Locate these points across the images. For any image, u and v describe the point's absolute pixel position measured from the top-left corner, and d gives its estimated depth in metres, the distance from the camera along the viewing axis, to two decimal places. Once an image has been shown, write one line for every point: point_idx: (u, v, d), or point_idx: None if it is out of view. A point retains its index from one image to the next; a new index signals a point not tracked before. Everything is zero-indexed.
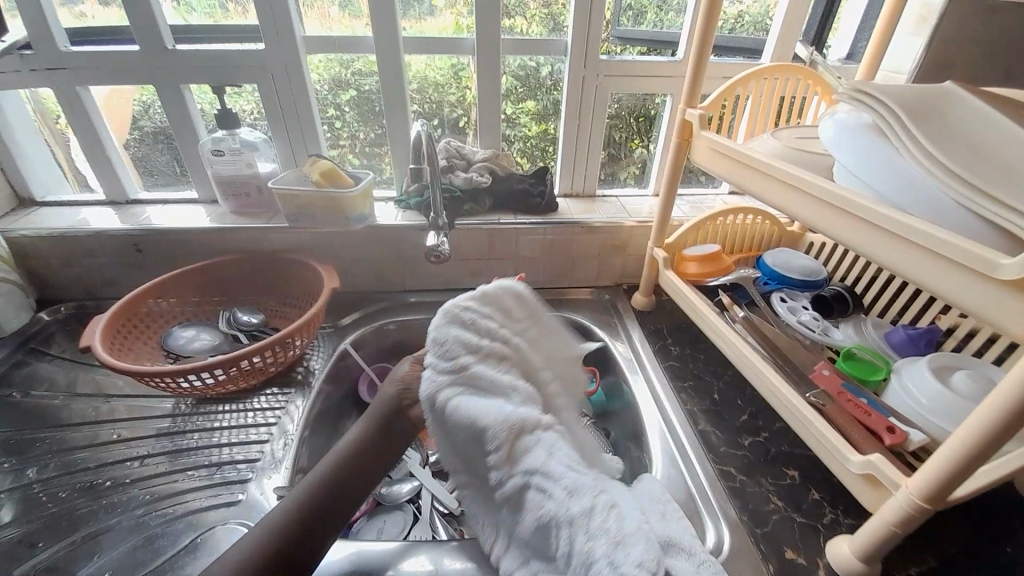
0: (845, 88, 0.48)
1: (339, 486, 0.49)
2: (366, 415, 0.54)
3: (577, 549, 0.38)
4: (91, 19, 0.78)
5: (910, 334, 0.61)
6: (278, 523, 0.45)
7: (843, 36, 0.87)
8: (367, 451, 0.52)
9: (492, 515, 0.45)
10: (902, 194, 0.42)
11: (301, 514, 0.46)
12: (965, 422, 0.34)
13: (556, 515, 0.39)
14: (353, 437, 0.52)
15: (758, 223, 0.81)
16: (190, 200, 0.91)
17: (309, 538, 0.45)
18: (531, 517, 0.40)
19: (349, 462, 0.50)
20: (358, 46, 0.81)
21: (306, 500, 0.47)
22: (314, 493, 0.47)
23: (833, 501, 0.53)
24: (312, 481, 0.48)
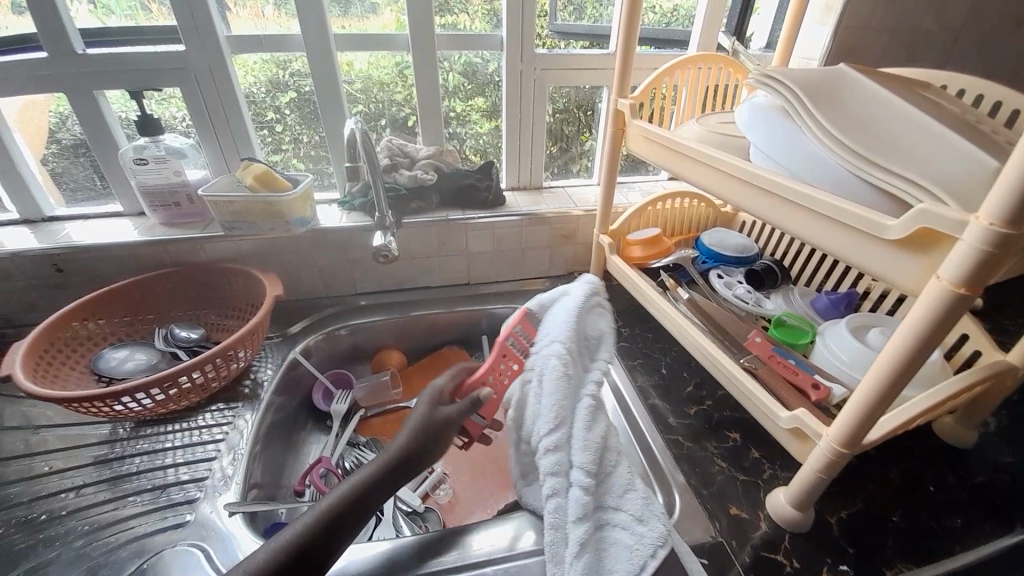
0: (756, 74, 0.52)
1: (368, 498, 0.48)
2: (393, 447, 0.51)
3: (622, 476, 0.49)
4: (5, 28, 0.71)
5: (832, 299, 0.65)
6: (307, 527, 0.43)
7: (763, 25, 0.92)
8: (385, 482, 0.49)
9: (563, 411, 0.50)
10: (807, 168, 0.45)
11: (318, 527, 0.44)
12: (870, 371, 0.37)
13: (614, 448, 0.51)
14: (378, 463, 0.50)
15: (695, 205, 0.86)
16: (114, 213, 0.86)
17: (323, 547, 0.43)
18: (598, 435, 0.50)
19: (372, 484, 0.48)
20: (293, 46, 0.78)
21: (323, 518, 0.44)
22: (346, 500, 0.46)
23: (771, 456, 0.57)
24: (346, 490, 0.47)
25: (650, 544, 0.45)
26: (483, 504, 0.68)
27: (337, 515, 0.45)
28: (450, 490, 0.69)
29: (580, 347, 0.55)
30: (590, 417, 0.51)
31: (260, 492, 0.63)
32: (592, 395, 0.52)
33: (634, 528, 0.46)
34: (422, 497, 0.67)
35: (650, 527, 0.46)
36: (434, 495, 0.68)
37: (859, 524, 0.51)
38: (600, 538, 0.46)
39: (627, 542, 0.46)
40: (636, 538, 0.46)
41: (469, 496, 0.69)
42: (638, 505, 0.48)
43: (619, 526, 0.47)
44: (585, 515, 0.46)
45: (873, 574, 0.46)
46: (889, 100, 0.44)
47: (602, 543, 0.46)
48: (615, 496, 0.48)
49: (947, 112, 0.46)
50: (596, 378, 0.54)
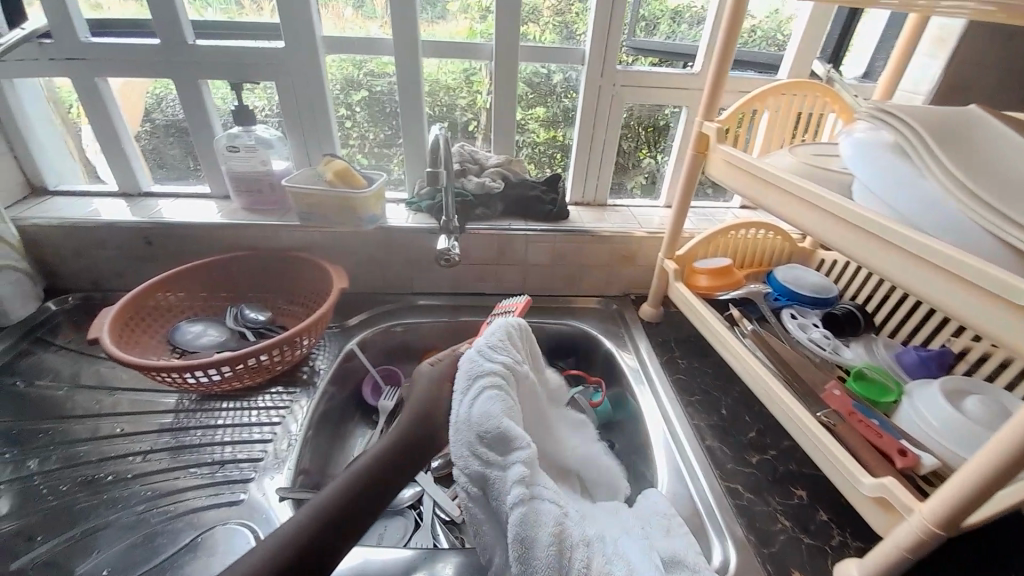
0: (870, 108, 0.49)
1: (376, 480, 0.48)
2: (395, 426, 0.53)
3: (597, 574, 0.40)
4: (107, 10, 0.78)
5: (922, 356, 0.60)
6: (312, 516, 0.43)
7: (861, 53, 0.87)
8: (394, 462, 0.50)
9: (492, 516, 0.45)
10: (924, 215, 0.41)
11: (329, 508, 0.44)
12: (982, 448, 0.33)
13: (575, 536, 0.42)
14: (379, 447, 0.50)
15: (769, 238, 0.81)
16: (202, 194, 0.91)
17: (336, 537, 0.43)
18: (548, 536, 0.41)
19: (376, 469, 0.49)
20: (376, 48, 0.81)
21: (334, 502, 0.45)
22: (354, 483, 0.47)
23: (841, 522, 0.53)
24: (348, 477, 0.47)
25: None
26: None
27: (351, 497, 0.46)
28: None
29: (483, 442, 0.46)
30: (524, 522, 0.41)
31: (308, 480, 0.65)
32: (516, 501, 0.42)
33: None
34: (460, 507, 0.67)
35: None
36: None
37: None
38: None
39: None
40: None
41: None
42: None
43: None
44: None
45: None
46: None
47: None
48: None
49: None
50: (518, 468, 0.44)
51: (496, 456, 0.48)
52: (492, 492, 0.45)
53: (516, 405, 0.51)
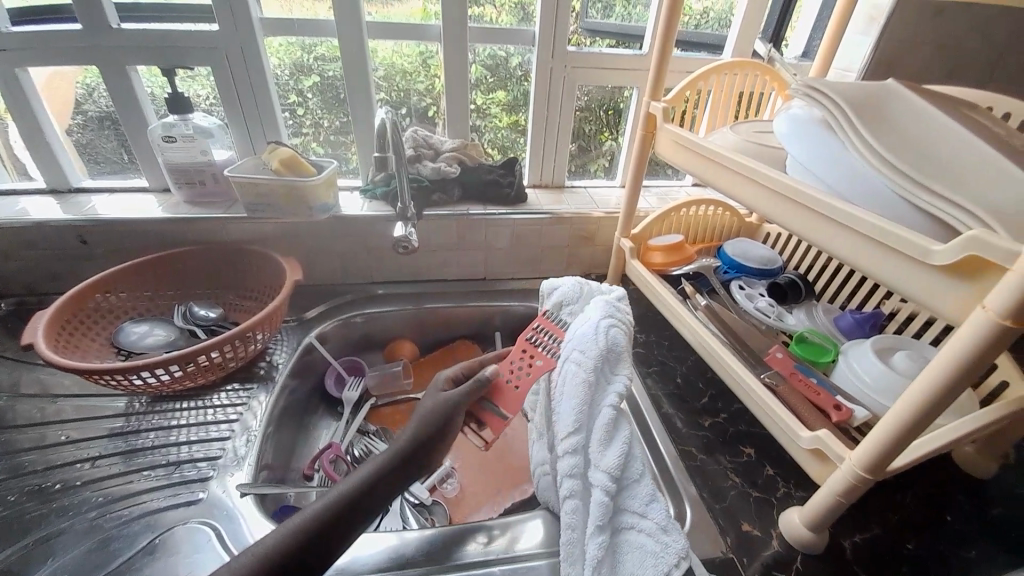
0: (798, 85, 0.51)
1: (372, 490, 0.47)
2: (400, 436, 0.53)
3: (647, 485, 0.48)
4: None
5: (857, 318, 0.64)
6: (318, 515, 0.44)
7: (801, 32, 0.90)
8: (396, 470, 0.50)
9: (581, 417, 0.50)
10: (848, 185, 0.44)
11: (328, 512, 0.44)
12: (902, 398, 0.37)
13: (638, 456, 0.50)
14: (383, 456, 0.50)
15: (719, 214, 0.84)
16: (140, 188, 0.86)
17: (337, 533, 0.44)
18: (625, 440, 0.49)
19: (381, 475, 0.49)
20: (321, 31, 0.78)
21: (333, 505, 0.45)
22: (353, 490, 0.46)
23: (785, 475, 0.56)
24: (355, 480, 0.47)
25: (673, 553, 0.44)
26: (489, 501, 0.67)
27: (351, 501, 0.46)
28: (457, 485, 0.69)
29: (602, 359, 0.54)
30: (609, 429, 0.49)
31: (271, 474, 0.64)
32: (612, 405, 0.51)
33: (660, 536, 0.45)
34: (429, 489, 0.68)
35: (673, 538, 0.45)
36: (441, 488, 0.69)
37: (874, 550, 0.50)
38: (618, 543, 0.46)
39: (651, 548, 0.45)
40: (659, 545, 0.45)
41: (475, 492, 0.69)
42: (661, 514, 0.47)
43: (641, 531, 0.46)
44: (604, 524, 0.45)
45: None
46: (940, 120, 0.42)
47: (622, 547, 0.46)
48: (641, 505, 0.47)
49: (997, 134, 0.45)
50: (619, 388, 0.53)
51: (608, 376, 0.54)
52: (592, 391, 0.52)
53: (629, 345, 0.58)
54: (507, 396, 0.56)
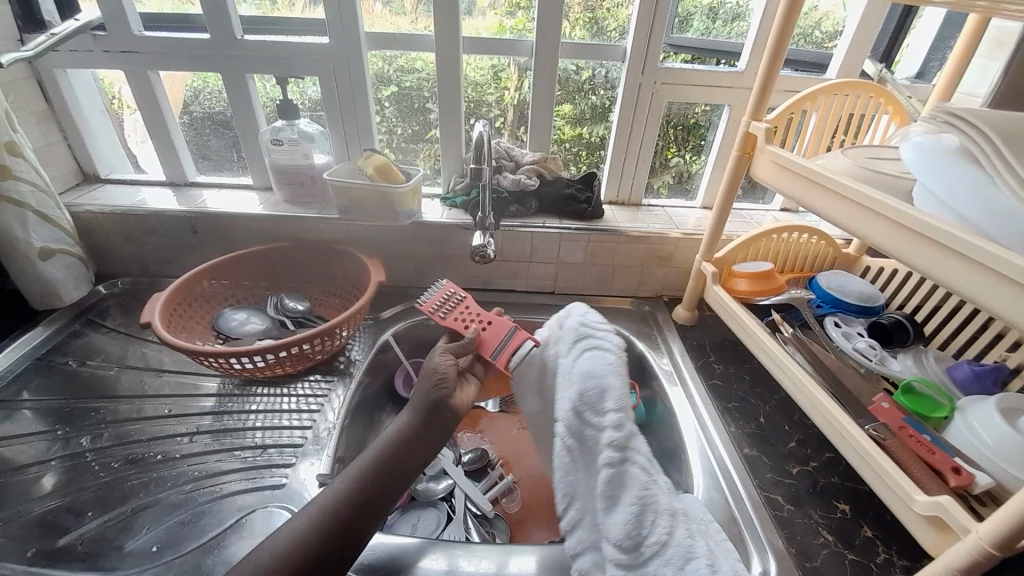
0: (937, 112, 0.46)
1: (395, 463, 0.51)
2: (414, 403, 0.56)
3: (678, 545, 0.44)
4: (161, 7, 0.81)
5: (976, 370, 0.57)
6: (344, 487, 0.48)
7: (914, 52, 0.83)
8: (415, 439, 0.53)
9: (573, 489, 0.49)
10: (994, 226, 0.39)
11: (363, 481, 0.49)
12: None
13: (661, 507, 0.46)
14: (405, 421, 0.54)
15: (814, 242, 0.78)
16: (244, 185, 0.94)
17: (362, 514, 0.48)
18: (635, 499, 0.46)
19: (399, 446, 0.52)
20: (407, 44, 0.81)
21: (369, 471, 0.50)
22: (361, 480, 0.49)
23: (887, 539, 0.51)
24: (368, 460, 0.51)
25: None
26: (550, 523, 0.67)
27: (383, 468, 0.51)
28: (518, 500, 0.69)
29: (583, 401, 0.50)
30: (613, 483, 0.47)
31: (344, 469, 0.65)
32: (610, 463, 0.47)
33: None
34: (491, 501, 0.67)
35: None
36: (502, 502, 0.68)
37: None
38: None
39: None
40: None
41: (537, 509, 0.68)
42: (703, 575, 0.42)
43: None
44: None
45: None
46: None
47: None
48: (674, 570, 0.43)
49: None
50: (608, 473, 0.47)
51: (594, 429, 0.49)
52: (593, 443, 0.49)
53: (624, 369, 0.53)
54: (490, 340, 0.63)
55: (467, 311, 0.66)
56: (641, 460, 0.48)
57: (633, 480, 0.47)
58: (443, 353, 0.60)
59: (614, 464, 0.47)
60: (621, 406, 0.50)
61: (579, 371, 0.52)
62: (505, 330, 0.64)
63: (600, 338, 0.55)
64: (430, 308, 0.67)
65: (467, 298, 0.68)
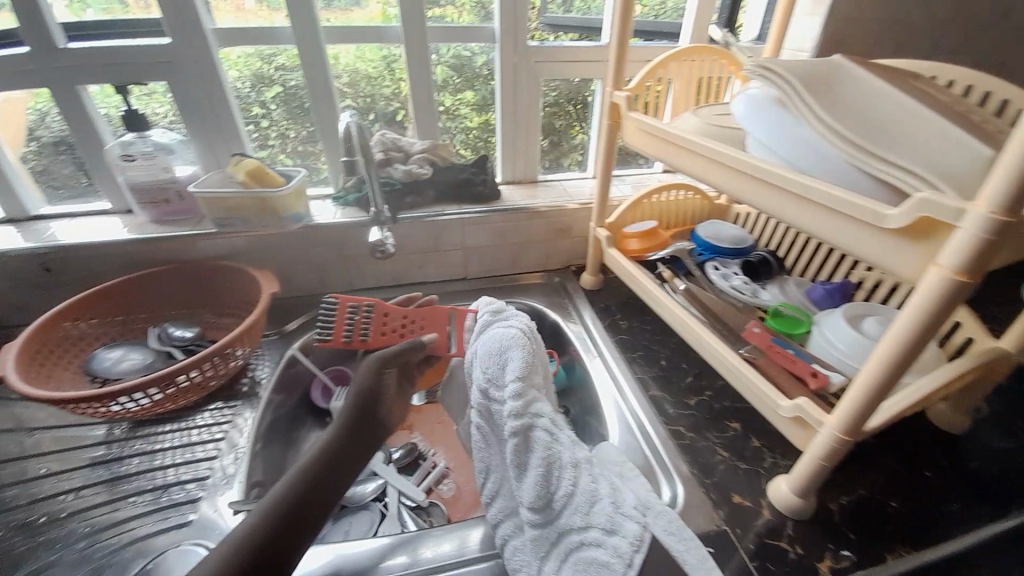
0: (752, 65, 0.52)
1: (324, 476, 0.47)
2: (340, 419, 0.53)
3: (584, 490, 0.46)
4: None
5: (828, 288, 0.67)
6: (269, 508, 0.42)
7: (753, 16, 0.92)
8: (344, 451, 0.51)
9: (495, 469, 0.53)
10: (806, 159, 0.45)
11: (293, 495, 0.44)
12: (880, 346, 0.37)
13: (567, 461, 0.48)
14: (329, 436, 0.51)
15: (691, 198, 0.86)
16: (102, 211, 0.83)
17: (293, 528, 0.42)
18: (540, 460, 0.48)
19: (328, 458, 0.49)
20: (274, 38, 0.77)
21: (297, 485, 0.45)
22: (287, 498, 0.44)
23: (771, 445, 0.58)
24: (292, 478, 0.46)
25: (626, 552, 0.42)
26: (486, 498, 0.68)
27: (310, 480, 0.46)
28: (453, 485, 0.69)
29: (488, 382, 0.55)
30: (520, 449, 0.50)
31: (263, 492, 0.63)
32: (511, 433, 0.50)
33: (607, 541, 0.43)
34: (425, 492, 0.68)
35: (622, 534, 0.43)
36: (437, 490, 0.69)
37: (860, 510, 0.51)
38: (574, 562, 0.44)
39: (604, 559, 0.43)
40: (610, 552, 0.43)
41: (473, 489, 0.69)
42: (607, 515, 0.45)
43: (591, 545, 0.44)
44: (547, 553, 0.46)
45: (875, 558, 0.47)
46: (889, 91, 0.44)
47: (580, 564, 0.44)
48: (581, 517, 0.45)
49: (938, 101, 0.47)
50: (512, 442, 0.50)
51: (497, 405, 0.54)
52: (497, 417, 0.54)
53: (528, 350, 0.57)
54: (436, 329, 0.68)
55: (393, 322, 0.66)
56: (546, 426, 0.50)
57: (535, 439, 0.49)
58: (370, 366, 0.58)
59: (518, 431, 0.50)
60: (521, 377, 0.53)
61: (481, 358, 0.57)
62: (446, 319, 0.69)
63: (510, 331, 0.59)
64: (342, 334, 0.63)
65: (376, 306, 0.66)
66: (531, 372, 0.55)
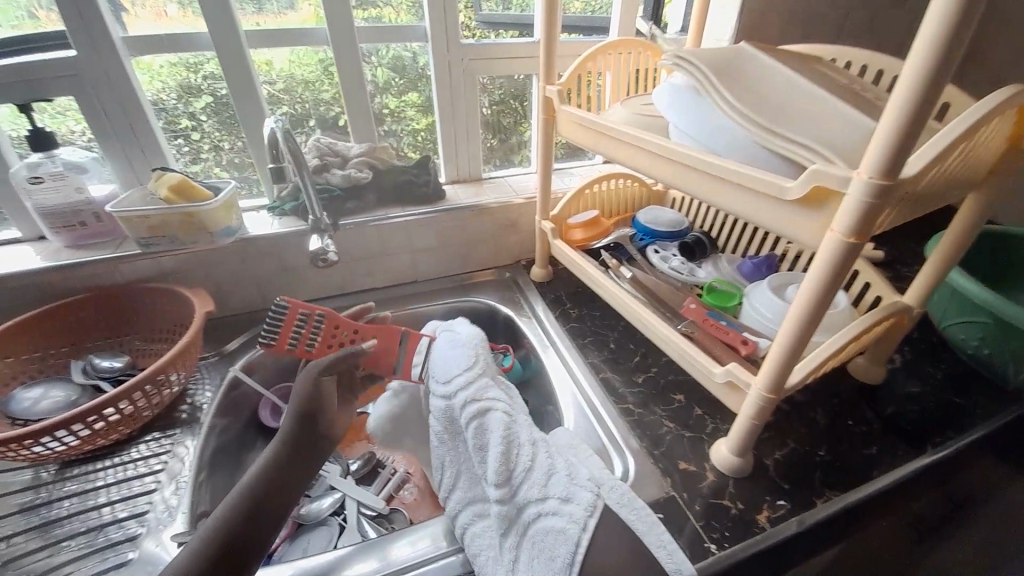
0: (667, 54, 0.54)
1: (267, 496, 0.48)
2: (283, 432, 0.53)
3: (541, 464, 0.47)
4: None
5: (755, 262, 0.71)
6: (209, 534, 0.42)
7: (676, 9, 0.96)
8: (287, 466, 0.51)
9: (456, 462, 0.53)
10: (719, 141, 0.48)
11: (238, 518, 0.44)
12: (796, 303, 0.39)
13: (522, 440, 0.49)
14: (270, 453, 0.51)
15: (629, 186, 0.89)
16: (12, 240, 0.77)
17: (239, 552, 0.43)
18: (499, 439, 0.49)
19: (272, 477, 0.49)
20: (195, 45, 0.73)
21: (241, 507, 0.45)
22: (228, 522, 0.44)
23: (713, 412, 0.61)
24: (235, 500, 0.46)
25: (580, 517, 0.43)
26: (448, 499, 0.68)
27: (254, 501, 0.46)
28: (414, 489, 0.69)
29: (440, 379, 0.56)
30: (477, 434, 0.51)
31: None
32: (471, 417, 0.51)
33: (563, 509, 0.44)
34: (386, 499, 0.67)
35: (577, 501, 0.44)
36: (398, 496, 0.68)
37: (793, 462, 0.55)
38: (535, 533, 0.44)
39: (559, 525, 0.44)
40: (566, 518, 0.44)
41: (435, 491, 0.69)
42: (563, 485, 0.46)
43: (550, 513, 0.44)
44: (508, 528, 0.46)
45: (807, 505, 0.51)
46: (787, 74, 0.47)
47: (538, 537, 0.44)
48: (541, 487, 0.46)
49: (832, 80, 0.51)
50: (472, 424, 0.51)
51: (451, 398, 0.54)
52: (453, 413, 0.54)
53: (481, 344, 0.59)
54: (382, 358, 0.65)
55: (342, 334, 0.64)
56: (505, 407, 0.52)
57: (492, 419, 0.51)
58: (316, 375, 0.57)
59: (479, 415, 0.51)
60: (469, 368, 0.55)
61: (434, 360, 0.59)
62: (398, 339, 0.65)
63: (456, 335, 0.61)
64: (286, 343, 0.62)
65: (328, 315, 0.64)
66: (477, 360, 0.57)
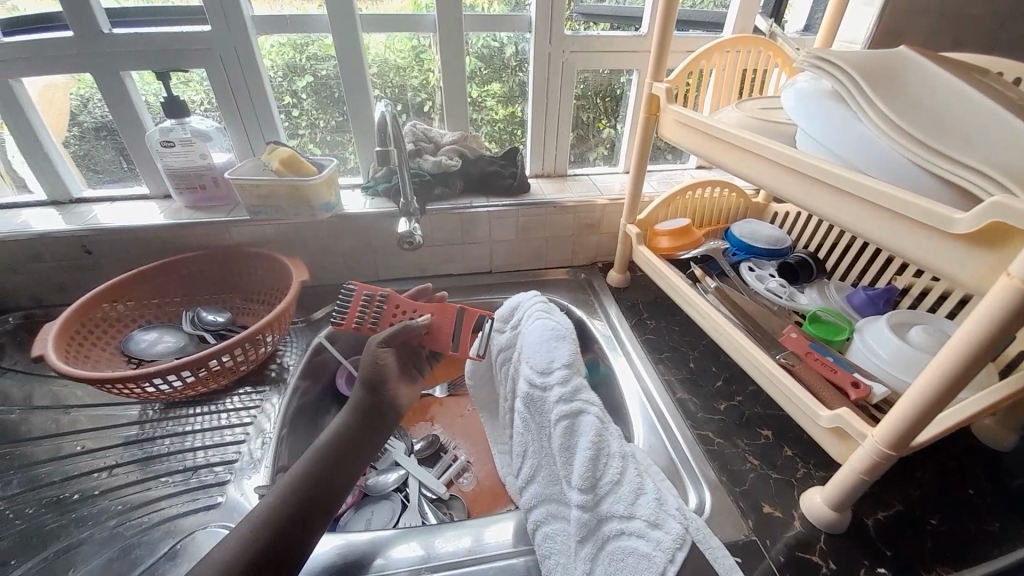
0: (805, 56, 0.49)
1: (334, 465, 0.48)
2: (352, 403, 0.53)
3: (630, 480, 0.46)
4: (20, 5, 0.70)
5: (870, 294, 0.63)
6: (283, 494, 0.45)
7: (800, 8, 0.88)
8: (356, 437, 0.51)
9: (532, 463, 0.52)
10: (862, 158, 0.43)
11: (305, 486, 0.46)
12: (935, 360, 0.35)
13: (613, 451, 0.48)
14: (340, 423, 0.51)
15: (725, 195, 0.83)
16: (141, 196, 0.86)
17: (303, 519, 0.44)
18: (588, 444, 0.48)
19: (340, 447, 0.50)
20: (312, 26, 0.77)
21: (310, 474, 0.47)
22: (300, 485, 0.46)
23: (804, 456, 0.56)
24: (305, 466, 0.47)
25: (668, 547, 0.42)
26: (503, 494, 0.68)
27: (322, 469, 0.47)
28: (473, 478, 0.70)
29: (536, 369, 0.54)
30: (568, 432, 0.49)
31: None
32: (562, 416, 0.50)
33: (650, 534, 0.43)
34: (446, 484, 0.68)
35: (666, 529, 0.43)
36: (457, 482, 0.69)
37: (898, 526, 0.49)
38: (611, 551, 0.44)
39: (645, 550, 0.42)
40: (652, 544, 0.42)
41: (490, 483, 0.69)
42: (652, 507, 0.44)
43: (633, 534, 0.43)
44: (586, 538, 0.45)
45: None
46: (958, 87, 0.41)
47: (617, 554, 0.44)
48: (626, 504, 0.45)
49: (1010, 99, 0.43)
50: (563, 425, 0.50)
51: (542, 390, 0.53)
52: (543, 405, 0.52)
53: (568, 332, 0.57)
54: (442, 332, 0.64)
55: (401, 311, 0.64)
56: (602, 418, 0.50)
57: (582, 423, 0.49)
58: (377, 345, 0.57)
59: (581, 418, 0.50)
60: (569, 363, 0.53)
61: (526, 347, 0.57)
62: (454, 314, 0.65)
63: (550, 323, 0.58)
64: (352, 322, 0.63)
65: (390, 295, 0.65)
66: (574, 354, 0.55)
